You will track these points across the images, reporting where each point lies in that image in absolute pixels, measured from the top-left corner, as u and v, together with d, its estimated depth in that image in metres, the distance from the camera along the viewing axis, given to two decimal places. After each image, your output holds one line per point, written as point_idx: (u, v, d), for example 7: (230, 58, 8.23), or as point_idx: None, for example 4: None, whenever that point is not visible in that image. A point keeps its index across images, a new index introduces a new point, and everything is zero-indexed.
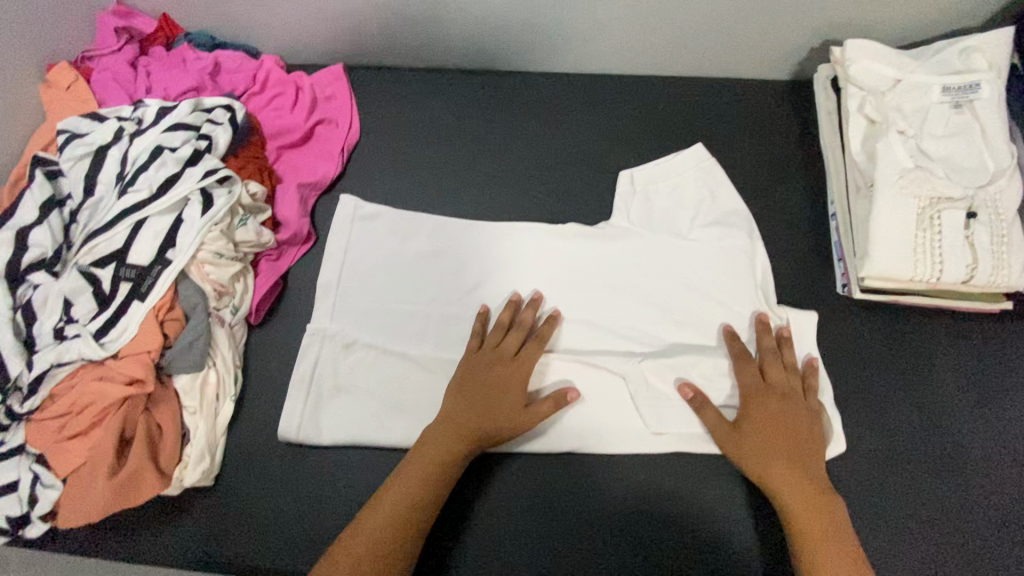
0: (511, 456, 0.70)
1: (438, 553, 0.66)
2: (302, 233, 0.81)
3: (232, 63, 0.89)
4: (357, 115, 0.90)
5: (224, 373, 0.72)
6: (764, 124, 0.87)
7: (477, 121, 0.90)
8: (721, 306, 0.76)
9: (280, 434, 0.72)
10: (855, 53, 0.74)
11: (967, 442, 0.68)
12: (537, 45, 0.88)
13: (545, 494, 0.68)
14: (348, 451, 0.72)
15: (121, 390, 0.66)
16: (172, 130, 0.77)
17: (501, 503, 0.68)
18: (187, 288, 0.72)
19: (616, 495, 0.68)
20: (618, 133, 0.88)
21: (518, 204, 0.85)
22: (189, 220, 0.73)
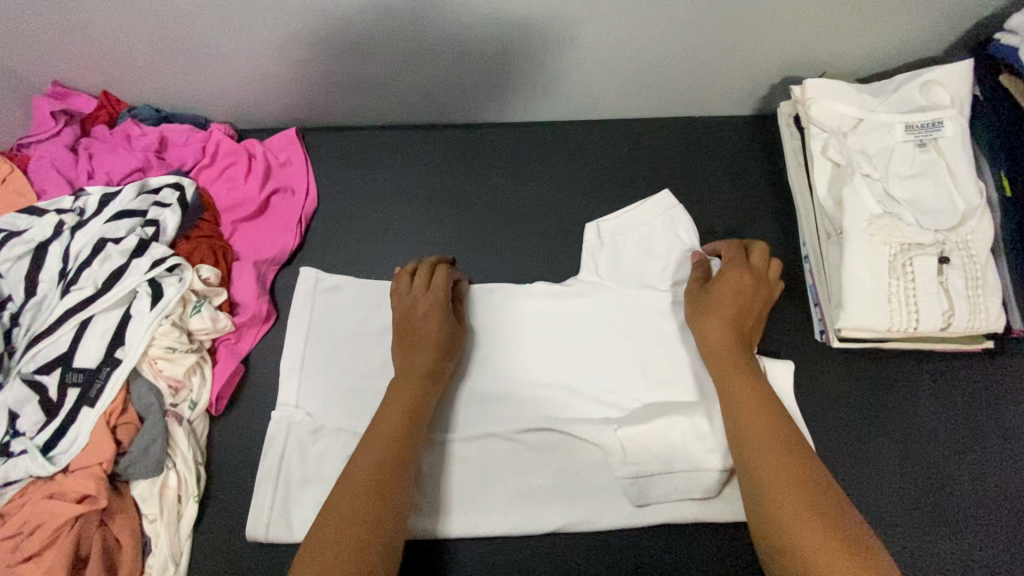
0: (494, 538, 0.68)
1: None
2: (262, 312, 0.78)
3: (179, 137, 0.85)
4: (313, 180, 0.87)
5: (186, 473, 0.69)
6: (731, 164, 0.85)
7: (438, 179, 0.88)
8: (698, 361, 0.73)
9: (248, 535, 0.68)
10: (815, 94, 0.72)
11: (959, 492, 0.66)
12: (494, 99, 0.86)
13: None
14: None
15: (72, 508, 0.62)
16: (116, 218, 0.74)
17: None
18: (139, 387, 0.69)
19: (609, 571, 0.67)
20: (583, 182, 0.86)
21: (485, 264, 0.83)
22: (138, 315, 0.70)
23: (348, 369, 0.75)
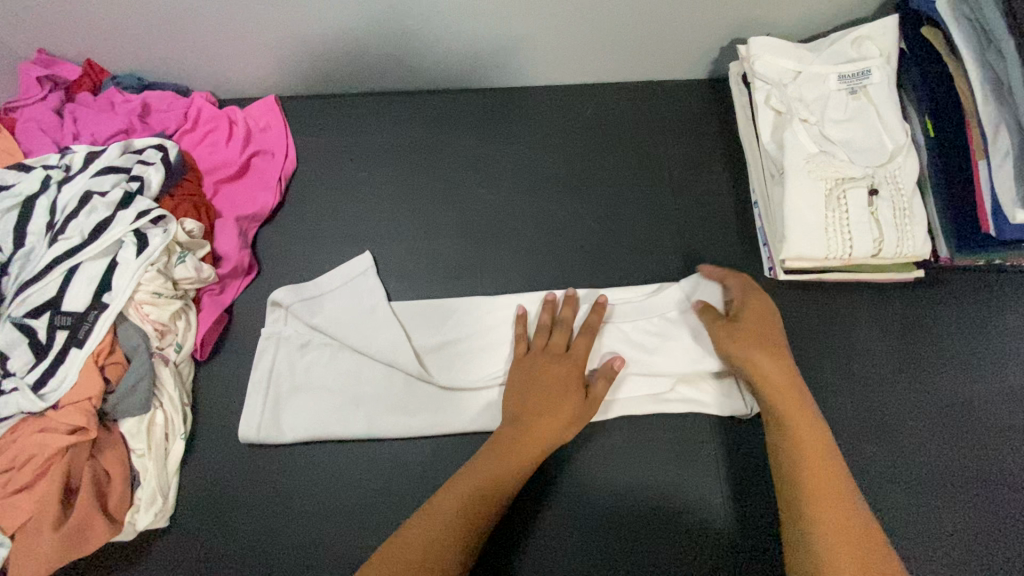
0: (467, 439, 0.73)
1: None
2: (244, 265, 0.82)
3: (162, 103, 0.89)
4: (292, 143, 0.91)
5: (172, 412, 0.72)
6: (687, 121, 0.90)
7: (412, 139, 0.91)
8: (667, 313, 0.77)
9: (240, 434, 0.73)
10: (758, 50, 0.78)
11: (894, 409, 0.72)
12: (464, 62, 0.90)
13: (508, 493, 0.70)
14: (305, 476, 0.72)
15: (64, 439, 0.65)
16: (101, 174, 0.77)
17: None
18: (127, 330, 0.72)
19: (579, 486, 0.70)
20: (551, 139, 0.90)
21: (458, 216, 0.86)
22: (124, 263, 0.73)
23: (340, 313, 0.78)
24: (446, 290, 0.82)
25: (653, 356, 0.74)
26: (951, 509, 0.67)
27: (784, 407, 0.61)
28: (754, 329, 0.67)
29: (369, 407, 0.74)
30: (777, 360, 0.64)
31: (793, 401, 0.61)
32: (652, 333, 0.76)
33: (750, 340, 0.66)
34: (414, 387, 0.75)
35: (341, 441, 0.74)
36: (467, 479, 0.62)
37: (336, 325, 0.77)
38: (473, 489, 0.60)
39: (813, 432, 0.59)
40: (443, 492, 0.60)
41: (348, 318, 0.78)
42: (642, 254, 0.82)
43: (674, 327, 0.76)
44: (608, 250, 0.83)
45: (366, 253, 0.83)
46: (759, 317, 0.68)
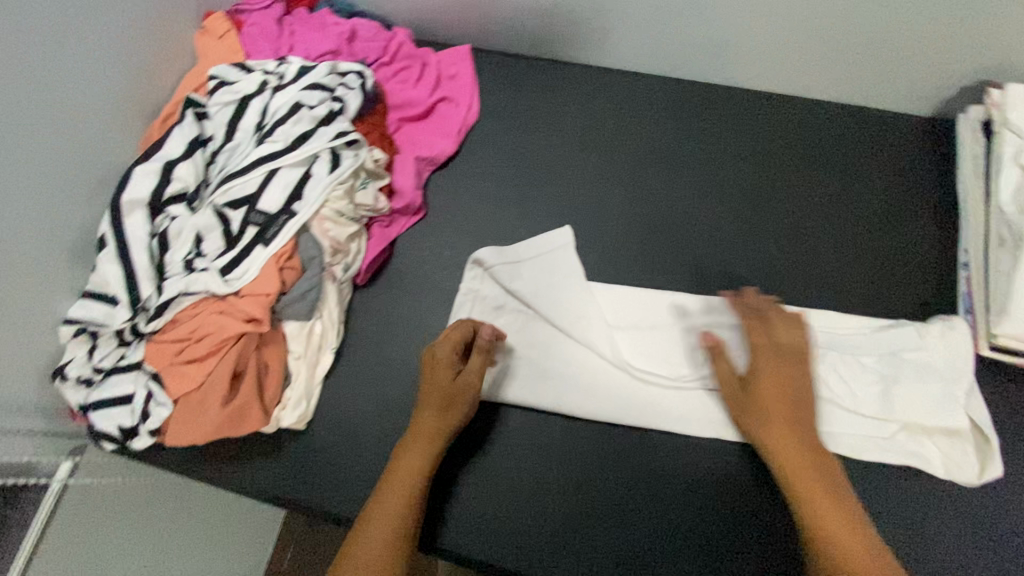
0: (601, 429, 0.71)
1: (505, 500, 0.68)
2: (415, 205, 0.84)
3: (368, 32, 0.91)
4: (477, 96, 0.91)
5: (329, 326, 0.76)
6: (898, 159, 0.82)
7: (596, 114, 0.89)
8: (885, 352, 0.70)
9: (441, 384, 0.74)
10: (1019, 98, 0.70)
11: None
12: (669, 45, 0.87)
13: (621, 459, 0.70)
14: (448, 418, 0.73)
15: (240, 326, 0.70)
16: (310, 89, 0.81)
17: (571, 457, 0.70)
18: (306, 241, 0.75)
19: (694, 474, 0.69)
20: (741, 145, 0.85)
21: (627, 202, 0.83)
22: (316, 177, 0.76)
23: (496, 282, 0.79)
24: (603, 276, 0.80)
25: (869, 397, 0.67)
26: None
27: (812, 474, 0.61)
28: (780, 413, 0.64)
29: (510, 372, 0.74)
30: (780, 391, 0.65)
31: (837, 493, 0.60)
32: (871, 370, 0.68)
33: (779, 423, 0.64)
34: (555, 363, 0.74)
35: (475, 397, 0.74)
36: (385, 509, 0.61)
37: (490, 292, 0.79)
38: (400, 516, 0.61)
39: (852, 527, 0.57)
40: (372, 516, 0.61)
41: (505, 286, 0.78)
42: (821, 288, 0.76)
43: (896, 368, 0.68)
44: (781, 275, 0.77)
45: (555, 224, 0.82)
46: (782, 393, 0.65)
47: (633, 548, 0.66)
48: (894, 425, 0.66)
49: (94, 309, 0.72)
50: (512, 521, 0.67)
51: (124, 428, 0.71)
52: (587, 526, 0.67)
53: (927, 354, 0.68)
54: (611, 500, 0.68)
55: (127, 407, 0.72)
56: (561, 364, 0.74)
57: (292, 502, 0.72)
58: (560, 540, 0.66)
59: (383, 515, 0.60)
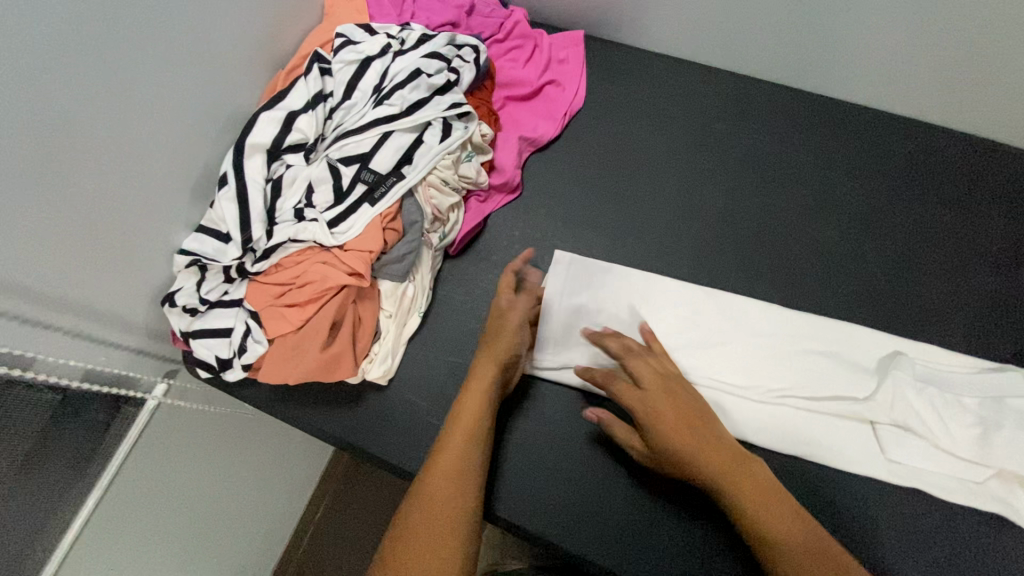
0: None
1: (572, 486, 0.68)
2: (512, 183, 0.85)
3: (485, 8, 0.93)
4: (584, 82, 0.92)
5: (419, 290, 0.78)
6: (1019, 199, 0.79)
7: (702, 113, 0.88)
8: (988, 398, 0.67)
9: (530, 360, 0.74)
10: None
11: None
12: (790, 51, 0.85)
13: None
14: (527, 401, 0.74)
15: (342, 278, 0.72)
16: (429, 57, 0.82)
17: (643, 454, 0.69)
18: (410, 205, 0.77)
19: None
20: (852, 164, 0.82)
21: (726, 205, 0.82)
22: (427, 145, 0.78)
23: (579, 274, 0.79)
24: (693, 277, 0.79)
25: (969, 440, 0.65)
26: None
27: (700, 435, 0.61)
28: (694, 421, 0.62)
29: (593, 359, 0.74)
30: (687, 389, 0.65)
31: (748, 477, 0.58)
32: (975, 413, 0.66)
33: (686, 421, 0.62)
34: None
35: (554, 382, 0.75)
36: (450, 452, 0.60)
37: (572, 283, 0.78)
38: (463, 457, 0.60)
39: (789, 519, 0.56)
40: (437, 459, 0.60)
41: (589, 279, 0.78)
42: (924, 320, 0.73)
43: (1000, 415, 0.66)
44: (881, 300, 0.75)
45: (643, 219, 0.82)
46: (682, 408, 0.63)
47: (696, 559, 0.64)
48: (987, 470, 0.65)
49: (207, 244, 0.76)
50: (572, 513, 0.66)
51: (220, 358, 0.75)
52: (653, 533, 0.65)
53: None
54: (679, 510, 0.66)
55: (224, 340, 0.75)
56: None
57: (366, 452, 0.75)
58: (624, 543, 0.65)
59: (449, 457, 0.59)
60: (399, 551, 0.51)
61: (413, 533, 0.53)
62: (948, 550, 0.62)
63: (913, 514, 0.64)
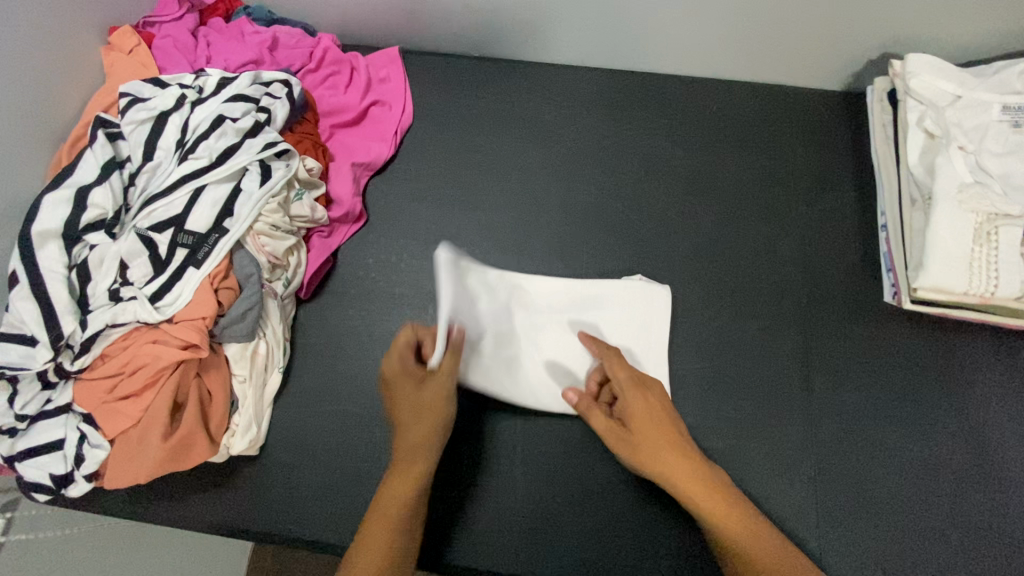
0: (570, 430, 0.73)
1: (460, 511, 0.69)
2: (354, 213, 0.82)
3: (290, 39, 0.89)
4: (410, 97, 0.90)
5: (274, 344, 0.73)
6: (816, 131, 0.87)
7: (528, 108, 0.89)
8: (806, 322, 0.76)
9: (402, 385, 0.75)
10: (917, 67, 0.75)
11: (1009, 460, 0.68)
12: (594, 38, 0.87)
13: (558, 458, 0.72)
14: None
15: (177, 354, 0.66)
16: (232, 100, 0.77)
17: (510, 459, 0.72)
18: (241, 258, 0.72)
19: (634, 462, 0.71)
20: (671, 132, 0.87)
21: (567, 193, 0.84)
22: (247, 192, 0.73)
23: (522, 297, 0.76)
24: (549, 268, 0.80)
25: (793, 366, 0.74)
26: None
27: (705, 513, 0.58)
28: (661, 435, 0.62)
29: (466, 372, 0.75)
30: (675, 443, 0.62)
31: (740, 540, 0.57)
32: (793, 341, 0.75)
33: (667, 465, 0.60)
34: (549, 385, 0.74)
35: None
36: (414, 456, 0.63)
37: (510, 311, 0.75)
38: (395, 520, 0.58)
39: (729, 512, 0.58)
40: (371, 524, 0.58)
41: (451, 302, 0.77)
42: (758, 261, 0.79)
43: (817, 338, 0.75)
44: (720, 251, 0.80)
45: (493, 224, 0.83)
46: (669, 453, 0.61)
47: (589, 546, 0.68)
48: (816, 384, 0.73)
49: (11, 351, 0.66)
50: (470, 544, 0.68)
51: (56, 476, 0.66)
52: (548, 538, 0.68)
53: (847, 320, 0.76)
54: (568, 495, 0.70)
55: (57, 453, 0.66)
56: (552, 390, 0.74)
57: (265, 536, 0.69)
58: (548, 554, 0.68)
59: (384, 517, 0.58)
60: (380, 508, 0.59)
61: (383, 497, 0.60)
62: (803, 465, 0.69)
63: (771, 441, 0.70)
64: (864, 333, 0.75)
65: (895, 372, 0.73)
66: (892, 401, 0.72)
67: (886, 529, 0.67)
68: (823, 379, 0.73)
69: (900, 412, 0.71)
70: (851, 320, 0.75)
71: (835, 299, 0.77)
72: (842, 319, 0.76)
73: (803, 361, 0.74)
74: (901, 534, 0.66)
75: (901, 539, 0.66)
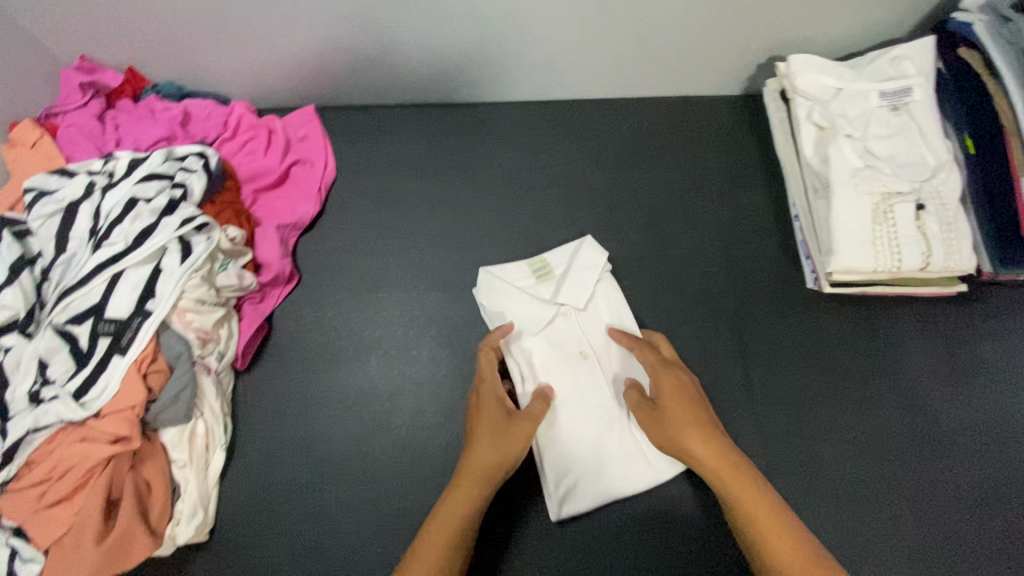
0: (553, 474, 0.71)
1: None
2: (285, 274, 0.81)
3: (202, 111, 0.89)
4: (331, 152, 0.91)
5: (213, 422, 0.71)
6: (723, 135, 0.91)
7: (447, 149, 0.91)
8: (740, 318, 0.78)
9: (353, 443, 0.74)
10: (799, 66, 0.79)
11: (938, 424, 0.73)
12: (502, 75, 0.90)
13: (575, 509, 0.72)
14: (362, 488, 0.72)
15: (107, 449, 0.64)
16: (145, 180, 0.76)
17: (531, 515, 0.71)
18: (169, 338, 0.70)
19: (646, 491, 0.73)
20: (588, 154, 0.90)
21: (496, 225, 0.86)
22: (168, 270, 0.71)
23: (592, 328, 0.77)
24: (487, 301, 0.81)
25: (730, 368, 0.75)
26: (992, 530, 0.69)
27: (737, 500, 0.58)
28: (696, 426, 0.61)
29: (415, 419, 0.74)
30: (709, 443, 0.60)
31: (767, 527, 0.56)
32: (729, 340, 0.77)
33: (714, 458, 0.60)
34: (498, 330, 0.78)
35: (387, 458, 0.73)
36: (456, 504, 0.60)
37: (579, 339, 0.77)
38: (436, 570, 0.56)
39: (782, 531, 0.56)
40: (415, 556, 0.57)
41: (393, 352, 0.78)
42: (686, 267, 0.82)
43: (750, 333, 0.77)
44: (649, 262, 0.82)
45: (426, 267, 0.83)
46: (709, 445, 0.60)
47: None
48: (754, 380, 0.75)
49: None
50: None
51: None
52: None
53: (776, 311, 0.78)
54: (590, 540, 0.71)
55: None
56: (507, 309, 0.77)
57: None
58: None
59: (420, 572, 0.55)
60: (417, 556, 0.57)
61: (444, 512, 0.59)
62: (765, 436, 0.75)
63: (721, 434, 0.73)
64: (792, 321, 0.78)
65: (827, 356, 0.76)
66: (829, 383, 0.75)
67: (841, 509, 0.70)
68: (761, 371, 0.75)
69: (837, 393, 0.74)
70: (779, 311, 0.78)
71: (761, 292, 0.80)
72: (772, 311, 0.78)
73: (741, 356, 0.76)
74: (851, 508, 0.70)
75: (856, 514, 0.70)
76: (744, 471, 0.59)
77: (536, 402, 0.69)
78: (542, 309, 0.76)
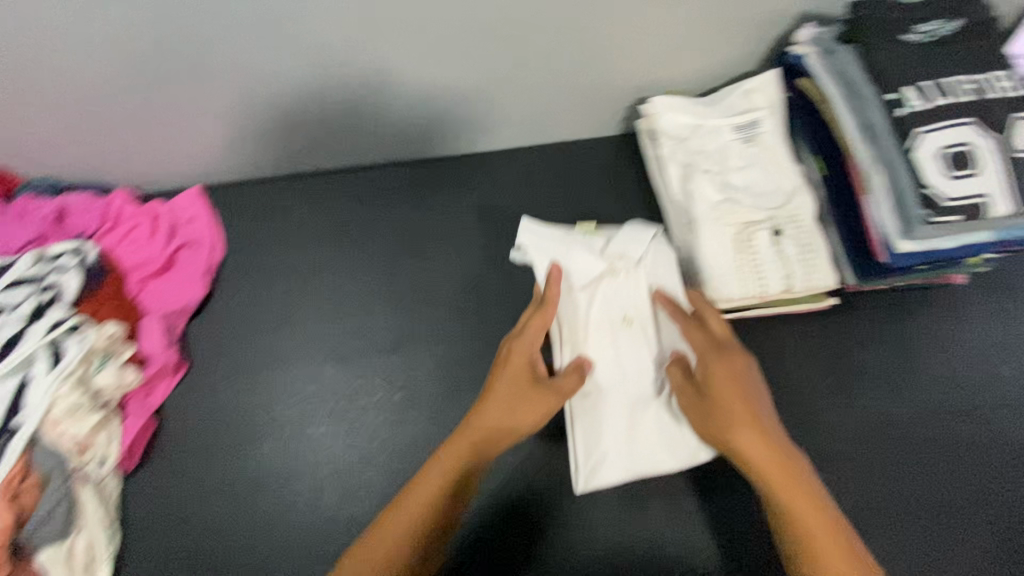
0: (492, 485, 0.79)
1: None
2: (171, 364, 0.79)
3: (80, 205, 0.86)
4: (220, 231, 0.89)
5: (96, 532, 0.70)
6: (606, 176, 0.94)
7: (339, 216, 0.92)
8: None
9: (255, 531, 0.73)
10: (658, 109, 0.83)
11: (819, 435, 0.79)
12: (385, 142, 0.89)
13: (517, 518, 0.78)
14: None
15: None
16: (11, 288, 0.75)
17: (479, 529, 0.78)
18: (40, 452, 0.67)
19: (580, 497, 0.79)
20: (478, 207, 0.91)
21: (391, 289, 0.86)
22: (36, 380, 0.69)
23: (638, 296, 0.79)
24: (385, 369, 0.81)
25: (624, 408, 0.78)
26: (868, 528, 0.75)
27: (792, 503, 0.60)
28: (748, 413, 0.63)
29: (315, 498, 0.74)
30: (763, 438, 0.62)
31: (814, 524, 0.59)
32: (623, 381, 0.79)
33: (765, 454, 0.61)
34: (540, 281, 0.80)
35: (290, 541, 0.73)
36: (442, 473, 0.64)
37: (624, 303, 0.79)
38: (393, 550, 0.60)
39: (829, 528, 0.59)
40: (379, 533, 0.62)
41: (291, 433, 0.77)
42: None
43: None
44: None
45: (323, 341, 0.83)
46: (761, 445, 0.61)
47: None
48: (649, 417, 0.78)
49: None
50: None
51: None
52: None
53: None
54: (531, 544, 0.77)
55: None
56: (547, 255, 0.81)
57: None
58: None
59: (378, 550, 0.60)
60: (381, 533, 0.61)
61: (428, 475, 0.64)
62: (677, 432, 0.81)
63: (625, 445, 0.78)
64: None
65: None
66: None
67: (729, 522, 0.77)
68: None
69: None
70: None
71: None
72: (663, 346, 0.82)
73: None
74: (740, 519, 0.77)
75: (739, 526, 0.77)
76: (794, 467, 0.61)
77: (567, 377, 0.72)
78: (593, 262, 0.79)
